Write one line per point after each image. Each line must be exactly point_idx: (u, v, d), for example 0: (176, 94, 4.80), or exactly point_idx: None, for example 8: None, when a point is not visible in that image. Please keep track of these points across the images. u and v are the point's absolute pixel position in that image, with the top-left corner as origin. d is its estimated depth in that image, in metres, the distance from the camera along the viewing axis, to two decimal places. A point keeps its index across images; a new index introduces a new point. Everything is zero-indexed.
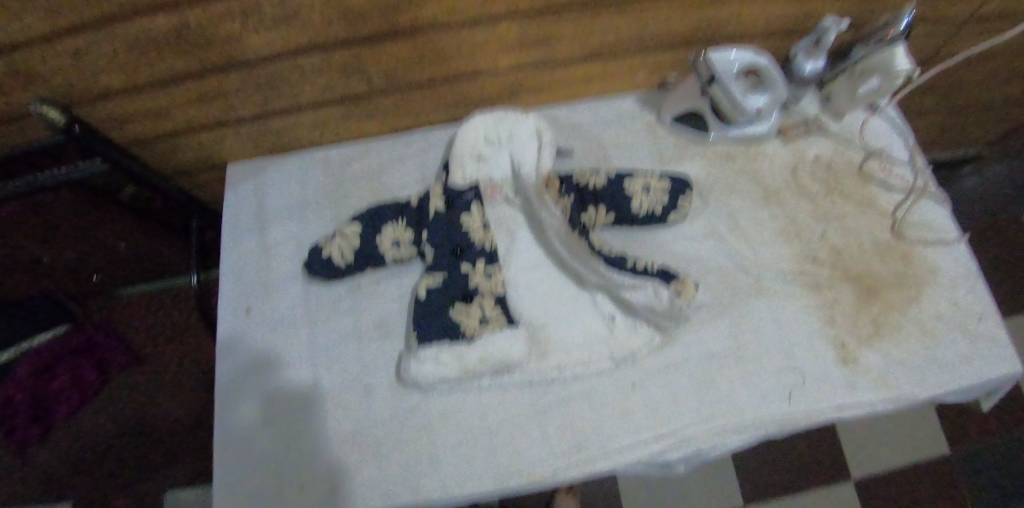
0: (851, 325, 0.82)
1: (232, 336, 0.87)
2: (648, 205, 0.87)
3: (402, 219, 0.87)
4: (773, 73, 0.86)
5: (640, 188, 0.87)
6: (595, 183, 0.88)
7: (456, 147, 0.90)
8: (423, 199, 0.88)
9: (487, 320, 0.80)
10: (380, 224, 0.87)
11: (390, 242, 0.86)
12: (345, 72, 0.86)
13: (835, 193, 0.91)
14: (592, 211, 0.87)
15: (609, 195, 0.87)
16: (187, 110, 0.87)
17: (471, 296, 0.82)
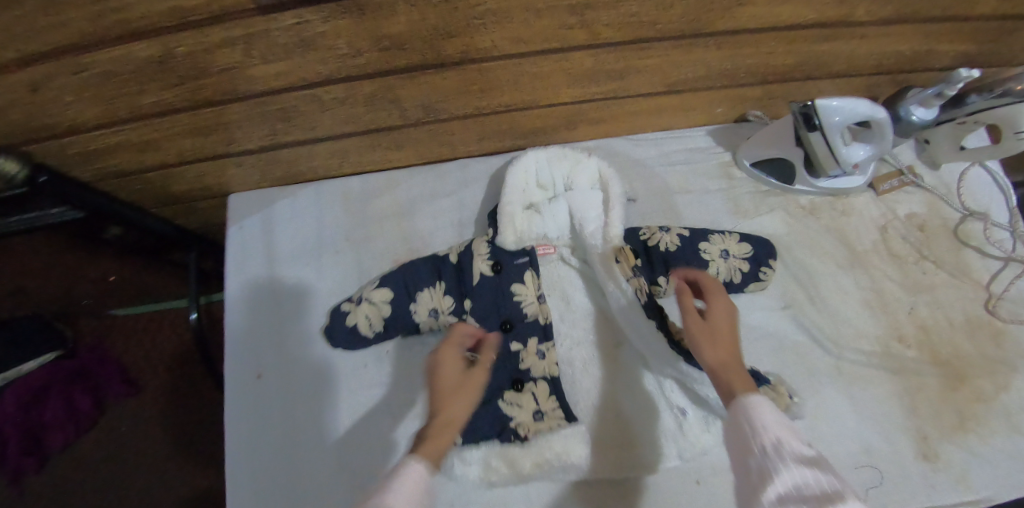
0: (935, 415, 0.74)
1: (243, 407, 0.75)
2: (725, 273, 0.75)
3: (442, 283, 0.74)
4: (887, 126, 0.72)
5: (718, 252, 0.76)
6: (666, 245, 0.75)
7: (505, 198, 0.75)
8: (463, 257, 0.75)
9: (542, 413, 0.70)
10: (414, 288, 0.74)
11: (427, 310, 0.73)
12: (371, 105, 0.70)
13: (927, 258, 0.81)
14: (663, 282, 0.74)
15: (682, 261, 0.75)
16: (178, 142, 0.70)
17: (523, 381, 0.71)
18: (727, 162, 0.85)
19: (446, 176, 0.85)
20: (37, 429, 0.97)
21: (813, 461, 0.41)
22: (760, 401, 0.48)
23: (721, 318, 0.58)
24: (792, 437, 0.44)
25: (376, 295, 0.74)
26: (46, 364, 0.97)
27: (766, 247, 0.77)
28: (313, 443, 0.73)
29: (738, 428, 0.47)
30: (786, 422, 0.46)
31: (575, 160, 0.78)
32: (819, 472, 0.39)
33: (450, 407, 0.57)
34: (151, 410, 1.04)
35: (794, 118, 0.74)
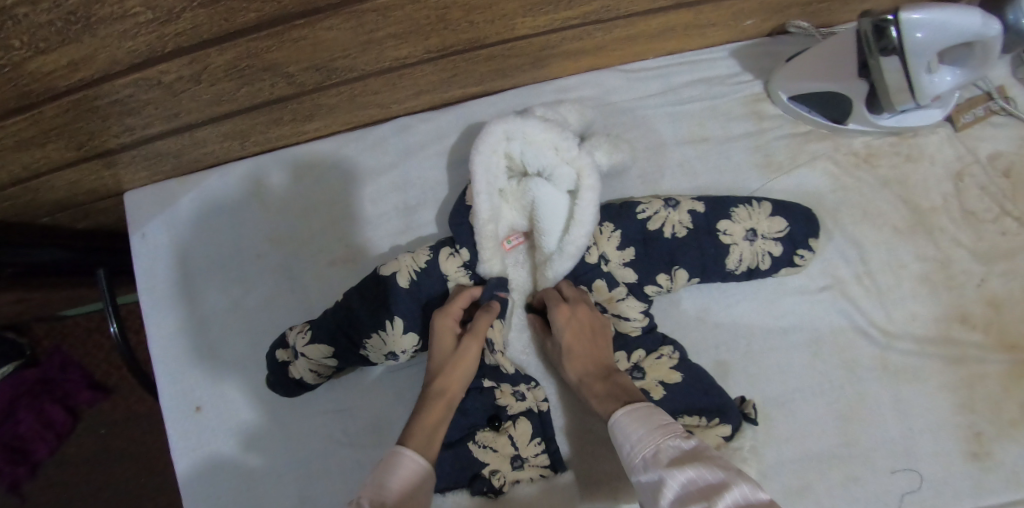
0: (993, 409, 0.62)
1: (191, 443, 0.66)
2: (749, 260, 0.59)
3: (399, 319, 0.57)
4: (996, 45, 0.51)
5: (742, 235, 0.59)
6: (675, 230, 0.59)
7: (478, 206, 0.55)
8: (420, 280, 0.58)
9: (524, 459, 0.57)
10: (362, 334, 0.57)
11: (384, 354, 0.59)
12: (241, 77, 0.49)
13: (1010, 214, 0.63)
14: (666, 279, 0.59)
15: (691, 251, 0.58)
16: (13, 156, 0.54)
17: (501, 418, 0.58)
18: (757, 95, 0.63)
19: (384, 144, 0.65)
20: (18, 443, 0.93)
21: (691, 454, 0.38)
22: (636, 406, 0.45)
23: (564, 331, 0.55)
24: (668, 437, 0.41)
25: (314, 350, 0.58)
26: (7, 377, 0.93)
27: (807, 226, 0.60)
28: (270, 482, 0.65)
29: (620, 448, 0.44)
30: (660, 420, 0.43)
31: (555, 157, 0.55)
32: (696, 463, 0.36)
33: (442, 379, 0.53)
34: (127, 411, 0.97)
35: (861, 37, 0.52)
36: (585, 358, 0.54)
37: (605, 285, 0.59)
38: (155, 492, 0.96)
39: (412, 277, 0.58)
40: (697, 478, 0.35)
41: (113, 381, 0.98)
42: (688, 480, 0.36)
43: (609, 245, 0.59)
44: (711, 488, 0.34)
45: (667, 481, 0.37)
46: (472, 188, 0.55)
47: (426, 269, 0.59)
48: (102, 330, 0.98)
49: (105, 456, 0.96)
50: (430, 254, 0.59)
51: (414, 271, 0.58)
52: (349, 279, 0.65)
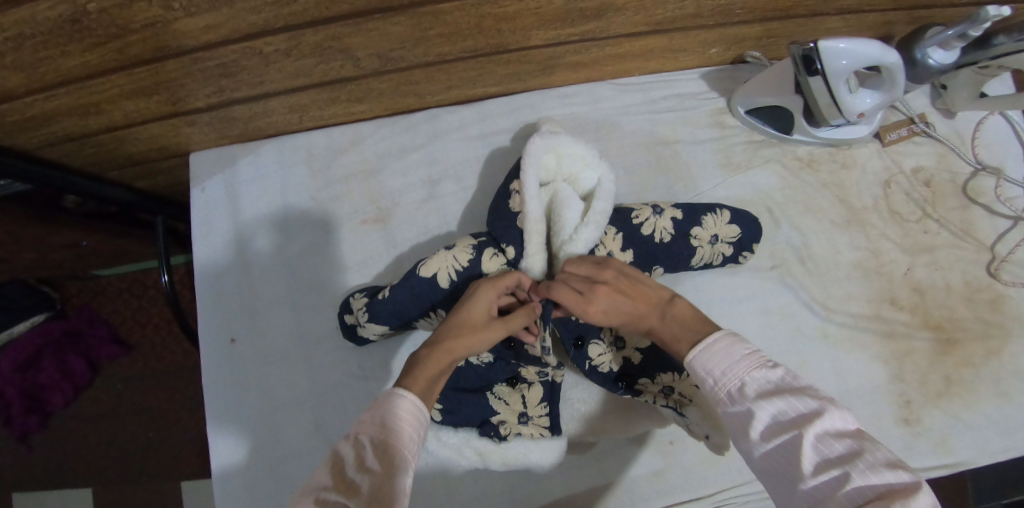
0: (921, 381, 0.72)
1: (222, 372, 0.76)
2: (708, 258, 0.71)
3: (440, 309, 0.69)
4: (899, 73, 0.65)
5: (707, 239, 0.70)
6: (661, 236, 0.69)
7: (527, 205, 0.65)
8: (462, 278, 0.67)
9: (528, 417, 0.68)
10: (410, 316, 0.69)
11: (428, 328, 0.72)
12: (318, 56, 0.64)
13: (931, 216, 0.76)
14: (648, 275, 0.70)
15: (671, 253, 0.69)
16: (120, 103, 0.67)
17: (517, 379, 0.69)
18: (720, 109, 0.79)
19: (415, 128, 0.80)
20: (35, 391, 1.00)
21: (777, 386, 0.45)
22: (713, 339, 0.50)
23: (608, 309, 0.57)
24: (752, 366, 0.47)
25: (372, 324, 0.70)
26: (36, 327, 0.99)
27: (753, 231, 0.72)
28: (287, 408, 0.75)
29: (700, 377, 0.50)
30: (741, 350, 0.48)
31: (582, 165, 0.68)
32: (786, 397, 0.44)
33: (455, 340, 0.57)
34: (146, 368, 1.04)
35: (793, 61, 0.66)
36: (635, 318, 0.57)
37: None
38: (164, 448, 1.02)
39: (450, 276, 0.67)
40: (788, 411, 0.43)
41: (135, 339, 1.05)
42: (779, 412, 0.44)
43: (614, 246, 0.68)
44: (804, 420, 0.42)
45: (759, 415, 0.44)
46: (521, 192, 0.66)
47: (466, 267, 0.67)
48: (132, 291, 1.06)
49: (121, 409, 1.04)
50: (473, 253, 0.68)
51: (453, 270, 0.67)
52: (378, 236, 0.78)
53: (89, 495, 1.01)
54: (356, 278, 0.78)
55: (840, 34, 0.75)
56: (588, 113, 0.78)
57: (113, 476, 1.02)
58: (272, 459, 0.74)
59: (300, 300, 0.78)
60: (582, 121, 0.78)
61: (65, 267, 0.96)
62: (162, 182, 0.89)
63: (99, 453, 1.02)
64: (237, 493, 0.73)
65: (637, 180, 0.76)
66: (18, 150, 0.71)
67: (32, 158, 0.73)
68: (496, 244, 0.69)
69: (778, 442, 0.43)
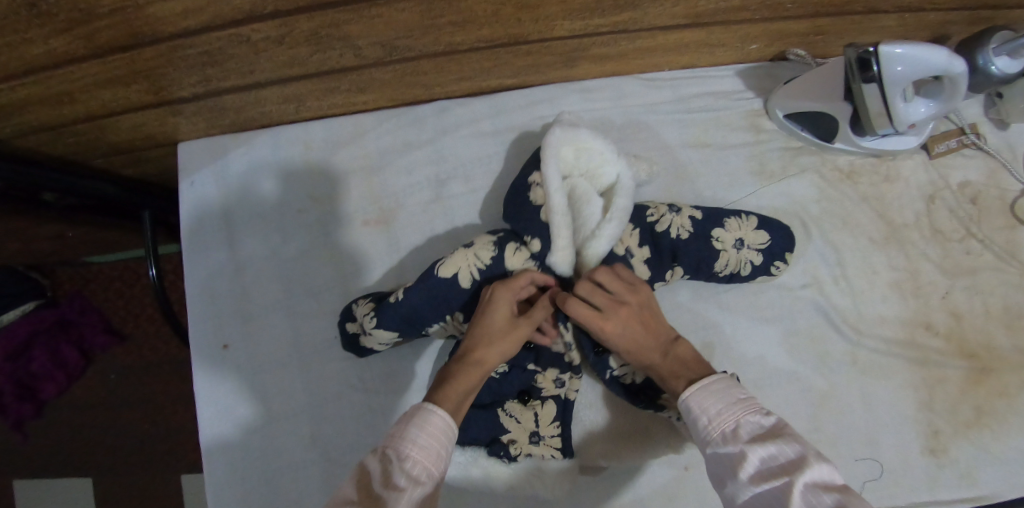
0: (951, 410, 0.69)
1: (213, 379, 0.72)
2: (733, 265, 0.65)
3: (460, 313, 0.63)
4: (962, 83, 0.59)
5: (732, 243, 0.64)
6: (679, 232, 0.64)
7: (550, 198, 0.59)
8: (483, 276, 0.61)
9: (541, 436, 0.64)
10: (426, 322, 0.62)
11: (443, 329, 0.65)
12: (315, 45, 0.57)
13: (975, 236, 0.71)
14: (669, 275, 0.64)
15: (692, 252, 0.63)
16: (97, 92, 0.61)
17: (531, 395, 0.64)
18: (756, 111, 0.72)
19: (422, 122, 0.73)
20: (28, 380, 0.96)
21: (771, 432, 0.43)
22: (710, 379, 0.49)
23: (625, 328, 0.56)
24: (747, 411, 0.46)
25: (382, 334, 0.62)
26: (27, 315, 0.95)
27: (785, 239, 0.66)
28: (283, 419, 0.71)
29: (693, 418, 0.48)
30: (737, 394, 0.47)
31: (600, 161, 0.61)
32: (778, 441, 0.42)
33: (481, 348, 0.56)
34: (138, 358, 1.01)
35: (846, 66, 0.59)
36: (641, 346, 0.56)
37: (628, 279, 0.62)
38: (159, 441, 1.00)
39: (472, 275, 0.61)
40: (778, 456, 0.41)
41: (128, 329, 1.01)
42: (769, 456, 0.41)
43: (632, 241, 0.63)
44: (794, 466, 0.40)
45: (748, 455, 0.42)
46: (544, 183, 0.59)
47: (487, 265, 0.61)
48: (123, 280, 1.01)
49: (113, 400, 1.00)
50: (494, 250, 0.61)
51: (474, 267, 0.61)
52: (381, 239, 0.72)
53: (85, 484, 0.99)
54: (357, 283, 0.73)
55: (894, 33, 0.68)
56: (613, 111, 0.71)
57: (108, 467, 1.00)
58: (267, 471, 0.71)
59: (296, 305, 0.73)
60: (605, 120, 0.71)
61: (50, 256, 0.91)
62: (150, 169, 0.83)
63: (93, 443, 1.00)
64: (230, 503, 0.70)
65: (663, 187, 0.70)
66: None
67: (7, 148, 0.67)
68: (517, 238, 0.63)
69: (764, 486, 0.40)
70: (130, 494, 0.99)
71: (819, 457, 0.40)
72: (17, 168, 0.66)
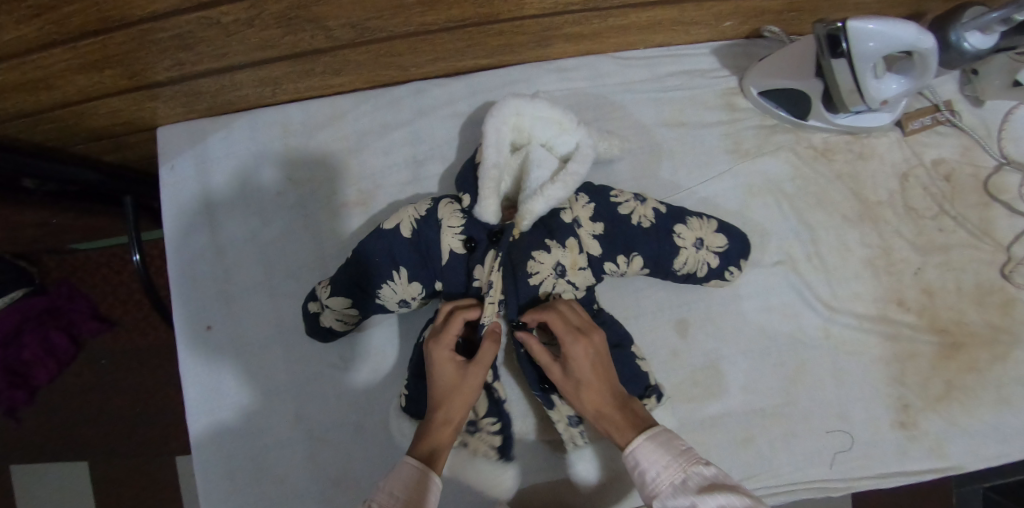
0: (921, 384, 0.70)
1: (197, 359, 0.73)
2: (691, 266, 0.64)
3: (403, 269, 0.61)
4: (932, 59, 0.58)
5: (691, 243, 0.63)
6: (639, 220, 0.63)
7: (485, 153, 0.56)
8: (420, 229, 0.60)
9: (478, 427, 0.63)
10: (373, 284, 0.62)
11: (396, 300, 0.63)
12: (285, 27, 0.57)
13: (948, 214, 0.72)
14: (622, 260, 0.62)
15: (649, 242, 0.62)
16: (72, 78, 0.61)
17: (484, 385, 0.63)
18: (731, 89, 0.72)
19: (398, 104, 0.73)
20: (21, 367, 0.98)
21: (716, 483, 0.42)
22: (655, 431, 0.49)
23: (585, 367, 0.53)
24: (690, 463, 0.45)
25: (335, 301, 0.63)
26: (16, 302, 0.95)
27: (743, 244, 0.66)
28: (266, 399, 0.73)
29: (641, 475, 0.47)
30: (679, 445, 0.47)
31: (557, 131, 0.59)
32: (724, 491, 0.41)
33: (448, 409, 0.54)
34: (130, 344, 1.02)
35: (816, 42, 0.59)
36: (596, 387, 0.54)
37: (575, 245, 0.60)
38: (152, 423, 1.02)
39: (412, 227, 0.61)
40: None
41: (118, 315, 1.02)
42: None
43: (583, 213, 0.61)
44: None
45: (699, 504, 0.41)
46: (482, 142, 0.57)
47: (425, 216, 0.61)
48: (111, 266, 1.01)
49: (106, 384, 1.02)
50: (432, 205, 0.62)
51: (414, 219, 0.61)
52: (359, 220, 0.73)
53: (81, 468, 1.02)
54: (335, 264, 0.73)
55: (869, 10, 0.67)
56: (588, 91, 0.71)
57: (102, 450, 1.02)
58: (252, 451, 0.72)
59: (277, 287, 0.74)
60: (581, 100, 0.71)
61: (37, 244, 0.92)
62: (132, 154, 0.83)
63: (88, 427, 1.02)
64: (217, 479, 0.72)
65: (639, 166, 0.70)
66: None
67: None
68: (456, 197, 0.62)
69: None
70: (126, 475, 1.01)
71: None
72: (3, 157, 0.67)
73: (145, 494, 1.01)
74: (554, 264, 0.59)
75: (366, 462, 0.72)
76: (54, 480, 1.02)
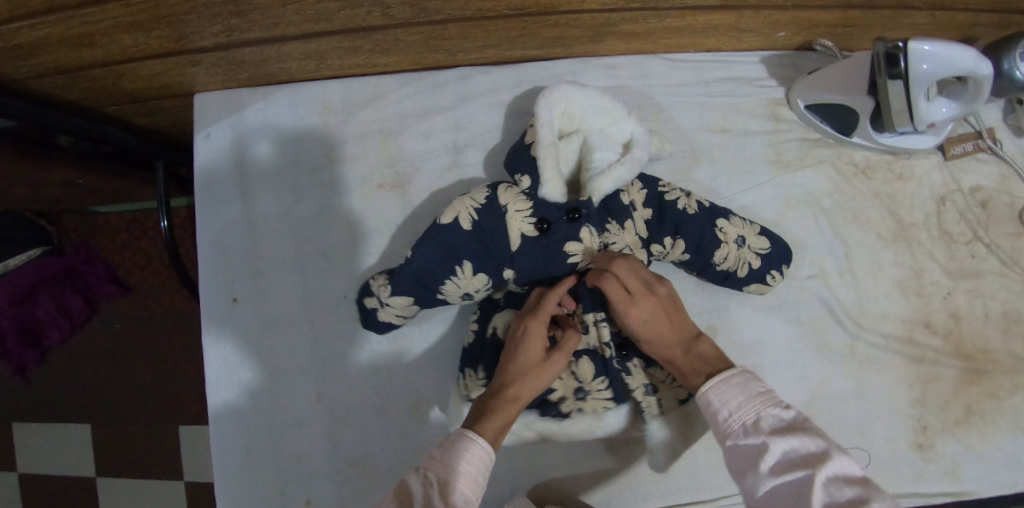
0: (941, 408, 0.71)
1: (219, 330, 0.73)
2: (732, 262, 0.64)
3: (467, 262, 0.60)
4: (986, 85, 0.59)
5: (734, 237, 0.64)
6: (685, 206, 0.63)
7: (539, 134, 0.56)
8: (481, 217, 0.59)
9: (586, 392, 0.61)
10: (437, 282, 0.61)
11: (460, 293, 0.62)
12: (343, 3, 0.56)
13: (981, 240, 0.72)
14: (668, 243, 0.62)
15: (695, 228, 0.62)
16: (118, 36, 0.60)
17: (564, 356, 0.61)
18: (777, 100, 0.72)
19: (442, 88, 0.73)
20: (32, 325, 0.95)
21: (791, 426, 0.42)
22: (730, 373, 0.48)
23: (642, 329, 0.54)
24: (765, 404, 0.45)
25: (397, 300, 0.62)
26: (31, 261, 0.92)
27: (784, 251, 0.66)
28: (288, 374, 0.72)
29: (713, 416, 0.47)
30: (757, 388, 0.46)
31: (609, 118, 0.58)
32: (801, 434, 0.41)
33: (520, 387, 0.53)
34: (144, 310, 1.01)
35: (872, 59, 0.59)
36: (661, 341, 0.55)
37: (632, 226, 0.61)
38: (162, 391, 1.01)
39: (472, 218, 0.59)
40: (799, 449, 0.41)
41: (134, 280, 1.01)
42: (791, 449, 0.41)
43: (637, 197, 0.62)
44: (816, 459, 0.39)
45: (770, 448, 0.41)
46: (537, 123, 0.57)
47: (485, 205, 0.59)
48: (130, 231, 1.00)
49: (118, 349, 1.01)
50: (487, 192, 0.60)
51: (472, 209, 0.59)
52: (394, 203, 0.73)
53: (86, 434, 1.01)
54: (367, 244, 0.73)
55: (922, 31, 0.67)
56: (635, 90, 0.71)
57: (109, 414, 1.01)
58: (270, 426, 0.72)
59: (306, 264, 0.73)
60: (627, 98, 0.70)
61: (58, 204, 0.90)
62: (163, 118, 0.82)
63: (97, 389, 1.01)
64: (233, 452, 0.72)
65: (679, 169, 0.70)
66: (9, 79, 0.65)
67: (25, 91, 0.67)
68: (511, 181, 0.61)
69: (782, 478, 0.40)
70: (132, 441, 1.01)
71: (839, 450, 0.40)
72: (43, 113, 0.66)
73: (148, 464, 1.01)
74: (622, 242, 0.60)
75: (384, 445, 0.72)
76: (60, 440, 1.02)
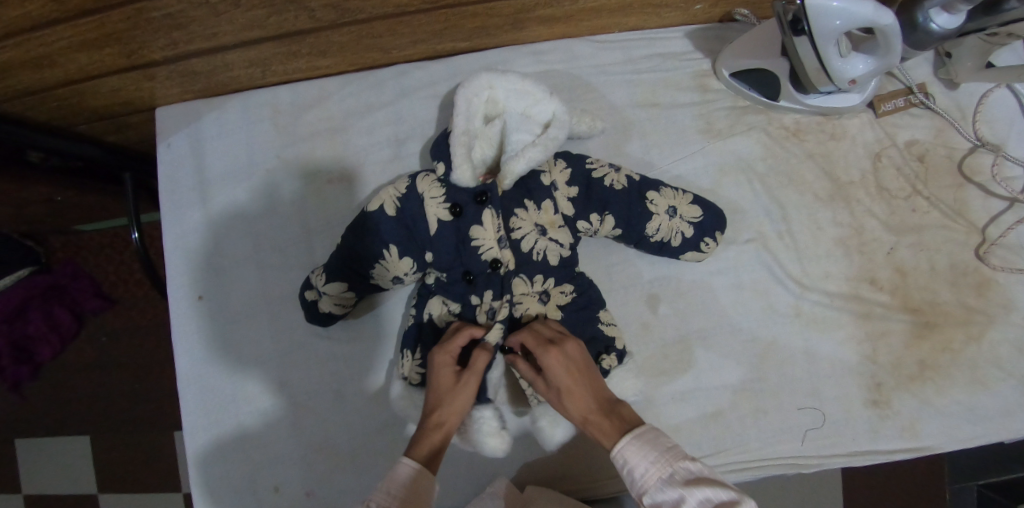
0: (894, 364, 0.70)
1: (189, 325, 0.76)
2: (664, 233, 0.66)
3: (393, 247, 0.63)
4: (895, 35, 0.57)
5: (663, 209, 0.65)
6: (613, 182, 0.65)
7: (454, 121, 0.59)
8: (402, 205, 0.62)
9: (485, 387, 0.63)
10: (366, 266, 0.64)
11: (391, 278, 0.65)
12: (271, 8, 0.60)
13: (921, 194, 0.72)
14: (594, 219, 0.65)
15: (622, 203, 0.65)
16: (74, 56, 0.64)
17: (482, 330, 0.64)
18: (704, 71, 0.74)
19: (382, 85, 0.76)
20: (24, 342, 1.02)
21: (701, 476, 0.44)
22: (640, 430, 0.49)
23: (558, 375, 0.53)
24: (676, 458, 0.46)
25: (331, 288, 0.65)
26: (21, 280, 1.00)
27: (717, 218, 0.67)
28: (252, 367, 0.75)
29: (629, 472, 0.48)
30: (665, 443, 0.47)
31: (531, 101, 0.60)
32: (708, 483, 0.43)
33: (441, 413, 0.55)
34: (129, 322, 1.06)
35: (779, 20, 0.60)
36: (578, 395, 0.53)
37: (551, 207, 0.63)
38: (152, 400, 1.05)
39: (395, 205, 0.62)
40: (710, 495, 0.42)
41: (118, 293, 1.06)
42: (702, 497, 0.42)
43: (559, 177, 0.65)
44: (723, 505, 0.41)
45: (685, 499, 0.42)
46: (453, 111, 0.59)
47: (406, 194, 0.62)
48: (113, 247, 1.06)
49: (108, 361, 1.06)
50: (409, 182, 0.63)
51: (395, 198, 0.62)
52: (342, 197, 0.77)
53: (83, 446, 1.06)
54: (320, 237, 0.76)
55: None
56: (564, 72, 0.73)
57: (103, 425, 1.05)
58: (237, 417, 0.75)
59: (264, 260, 0.77)
60: (556, 81, 0.73)
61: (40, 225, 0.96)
62: (131, 135, 0.87)
63: (90, 401, 1.06)
64: (204, 444, 0.75)
65: (611, 145, 0.72)
66: None
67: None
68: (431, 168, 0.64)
69: None
70: (126, 450, 1.05)
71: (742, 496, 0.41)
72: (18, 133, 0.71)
73: (143, 471, 1.05)
74: (534, 223, 0.63)
75: (345, 429, 0.74)
76: (59, 452, 1.06)
